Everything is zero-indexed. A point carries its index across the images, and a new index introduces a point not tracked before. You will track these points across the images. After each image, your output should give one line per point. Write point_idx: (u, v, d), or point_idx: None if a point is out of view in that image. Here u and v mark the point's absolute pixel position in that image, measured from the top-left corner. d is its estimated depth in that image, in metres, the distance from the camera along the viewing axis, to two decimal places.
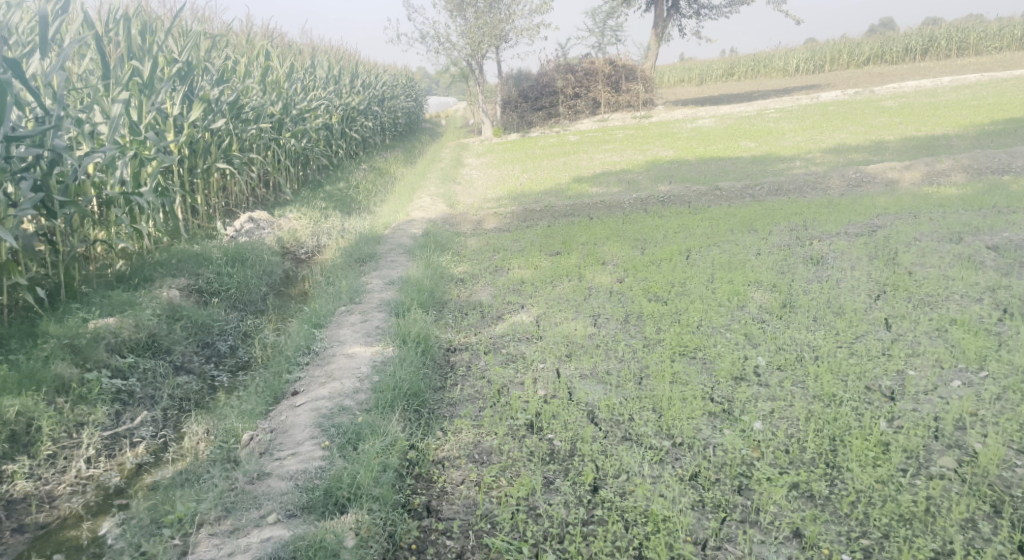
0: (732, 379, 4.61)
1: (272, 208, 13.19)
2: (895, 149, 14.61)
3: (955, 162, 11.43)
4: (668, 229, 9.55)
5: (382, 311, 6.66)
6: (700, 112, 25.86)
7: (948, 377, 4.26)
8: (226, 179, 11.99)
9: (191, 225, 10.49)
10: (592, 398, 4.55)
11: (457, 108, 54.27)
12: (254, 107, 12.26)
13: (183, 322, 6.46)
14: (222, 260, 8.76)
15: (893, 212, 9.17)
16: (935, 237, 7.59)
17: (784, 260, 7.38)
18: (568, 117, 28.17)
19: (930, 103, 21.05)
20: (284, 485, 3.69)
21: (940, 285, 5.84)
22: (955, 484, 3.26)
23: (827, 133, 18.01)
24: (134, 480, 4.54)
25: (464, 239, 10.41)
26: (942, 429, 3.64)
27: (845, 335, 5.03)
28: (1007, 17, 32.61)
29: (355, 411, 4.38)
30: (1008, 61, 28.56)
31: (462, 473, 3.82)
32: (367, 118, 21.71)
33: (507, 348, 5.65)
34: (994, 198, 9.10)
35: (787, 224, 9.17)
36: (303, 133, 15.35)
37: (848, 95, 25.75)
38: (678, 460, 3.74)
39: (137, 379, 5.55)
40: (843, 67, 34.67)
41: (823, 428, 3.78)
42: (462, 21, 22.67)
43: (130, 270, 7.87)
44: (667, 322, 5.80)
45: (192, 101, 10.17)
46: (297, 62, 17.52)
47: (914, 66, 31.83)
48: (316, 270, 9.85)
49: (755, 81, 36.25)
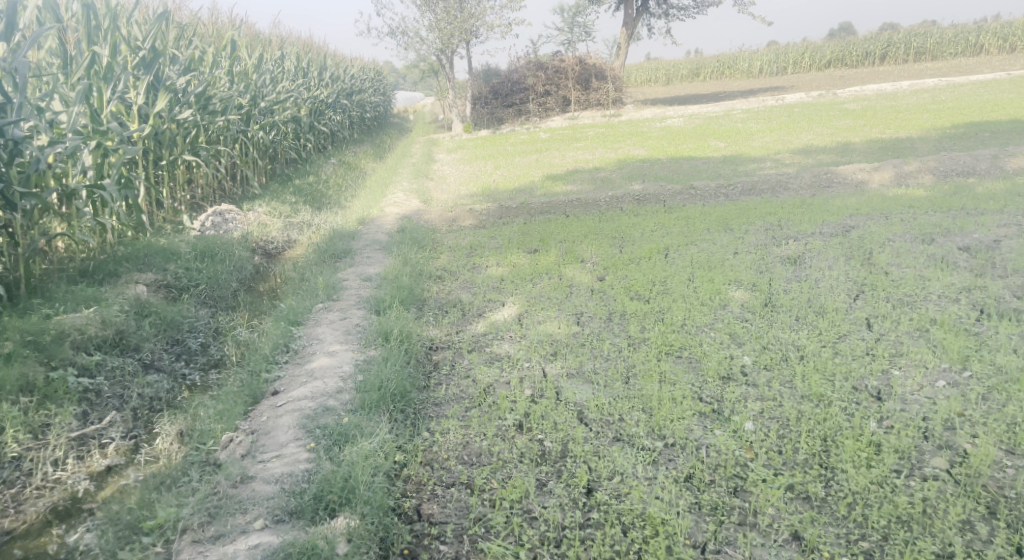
0: (719, 379, 4.61)
1: (240, 202, 12.87)
2: (862, 150, 14.89)
3: (921, 164, 11.67)
4: (645, 227, 9.56)
5: (361, 308, 6.52)
6: (669, 112, 26.05)
7: (932, 377, 4.31)
8: (192, 171, 11.66)
9: (156, 219, 10.16)
10: (580, 397, 4.50)
11: (424, 104, 53.79)
12: (222, 98, 11.94)
13: (151, 319, 6.23)
14: (191, 255, 8.50)
15: (864, 212, 9.31)
16: (907, 238, 7.73)
17: (761, 259, 7.43)
18: (538, 114, 28.11)
19: (892, 106, 21.53)
20: (270, 488, 3.57)
21: (917, 285, 5.93)
22: (949, 485, 3.29)
23: (795, 134, 18.29)
24: (105, 483, 4.35)
25: (439, 235, 10.28)
26: (931, 429, 3.69)
27: (829, 335, 5.06)
28: (962, 24, 33.54)
29: (339, 412, 4.27)
30: (964, 67, 29.36)
31: (452, 475, 3.73)
32: (335, 112, 21.36)
33: (491, 346, 5.56)
34: (961, 199, 9.31)
35: (762, 223, 9.25)
36: (271, 126, 15.02)
37: (812, 97, 26.20)
38: (672, 461, 3.71)
39: (105, 377, 5.31)
40: (805, 69, 35.31)
41: (813, 428, 3.78)
42: (433, 15, 22.45)
43: (94, 264, 7.58)
44: (650, 321, 5.78)
45: (158, 91, 9.85)
46: (265, 53, 17.15)
47: (874, 69, 32.56)
48: (287, 265, 9.63)
49: (720, 81, 36.66)
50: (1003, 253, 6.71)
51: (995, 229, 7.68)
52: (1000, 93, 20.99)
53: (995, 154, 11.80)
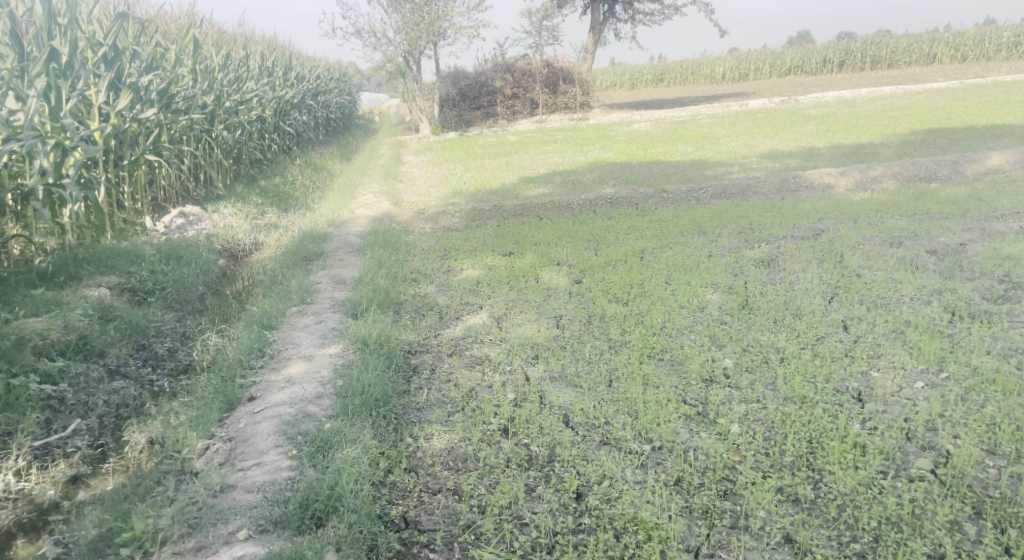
0: (702, 381, 4.61)
1: (205, 203, 12.56)
2: (826, 155, 15.19)
3: (886, 170, 11.94)
4: (618, 230, 9.59)
5: (336, 312, 6.40)
6: (636, 116, 26.28)
7: (911, 378, 4.38)
8: (155, 171, 11.34)
9: (117, 221, 9.84)
10: (565, 401, 4.46)
11: (388, 105, 53.30)
12: (186, 96, 11.65)
13: (116, 323, 6.01)
14: (155, 257, 8.24)
15: (833, 216, 9.48)
16: (876, 241, 7.87)
17: (735, 262, 7.49)
18: (506, 117, 28.09)
19: (853, 112, 22.03)
20: (252, 497, 3.45)
21: (890, 287, 6.03)
22: (935, 486, 3.34)
23: (760, 139, 18.58)
24: (71, 494, 4.16)
25: (412, 237, 10.17)
26: (914, 430, 3.74)
27: (807, 337, 5.11)
28: (916, 33, 34.57)
29: (320, 418, 4.17)
30: (919, 75, 30.26)
31: (439, 481, 3.66)
32: (301, 112, 21.04)
33: (471, 350, 5.49)
34: (925, 203, 9.53)
35: (734, 227, 9.35)
36: (235, 126, 14.71)
37: (775, 103, 26.70)
38: (660, 464, 3.69)
39: (68, 384, 5.09)
40: (767, 76, 36.01)
41: (799, 429, 3.81)
42: (400, 17, 22.29)
43: (53, 267, 7.30)
44: (630, 324, 5.78)
45: (119, 89, 9.57)
46: (230, 51, 16.81)
47: (833, 77, 33.33)
48: (256, 268, 9.41)
49: (685, 86, 37.13)
50: (969, 256, 6.88)
51: (959, 233, 7.88)
52: (954, 101, 21.67)
53: (955, 160, 12.13)
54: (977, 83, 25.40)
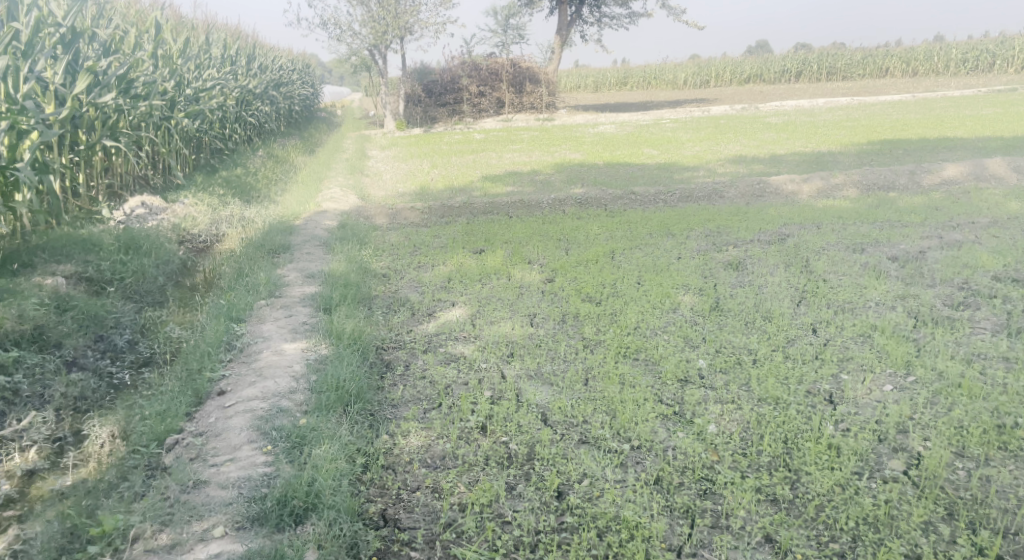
0: (677, 381, 4.66)
1: (164, 192, 12.20)
2: (788, 162, 15.52)
3: (846, 178, 12.26)
4: (588, 230, 9.64)
5: (306, 306, 6.27)
6: (601, 118, 26.47)
7: (880, 381, 4.49)
8: (112, 158, 10.98)
9: (72, 208, 9.48)
10: (542, 399, 4.45)
11: (351, 100, 52.57)
12: (146, 82, 11.31)
13: (74, 313, 5.79)
14: (114, 245, 7.97)
15: (797, 222, 9.68)
16: (840, 247, 8.06)
17: (704, 264, 7.59)
18: (472, 114, 28.00)
19: (812, 121, 22.56)
20: (227, 493, 3.35)
21: (856, 292, 6.19)
22: (908, 487, 3.43)
23: (723, 145, 18.91)
24: (28, 489, 3.97)
25: (381, 232, 10.04)
26: (886, 432, 3.85)
27: (778, 339, 5.21)
28: (871, 47, 35.59)
29: (295, 413, 4.07)
30: (873, 87, 31.15)
31: (417, 479, 3.61)
32: (263, 103, 20.63)
33: (445, 347, 5.43)
34: (885, 211, 9.82)
35: (701, 229, 9.48)
36: (196, 113, 14.34)
37: (737, 109, 27.19)
38: (639, 463, 3.71)
39: (23, 375, 4.88)
40: (727, 83, 36.71)
41: (775, 430, 3.87)
42: (366, 10, 22.04)
43: (6, 254, 7.05)
44: (604, 324, 5.81)
45: (78, 72, 9.28)
46: (191, 38, 16.39)
47: (791, 86, 34.12)
48: (219, 259, 9.17)
49: (647, 91, 37.54)
50: (929, 263, 7.09)
51: (919, 241, 8.12)
52: (908, 113, 22.36)
53: (912, 170, 12.51)
54: (928, 97, 26.28)
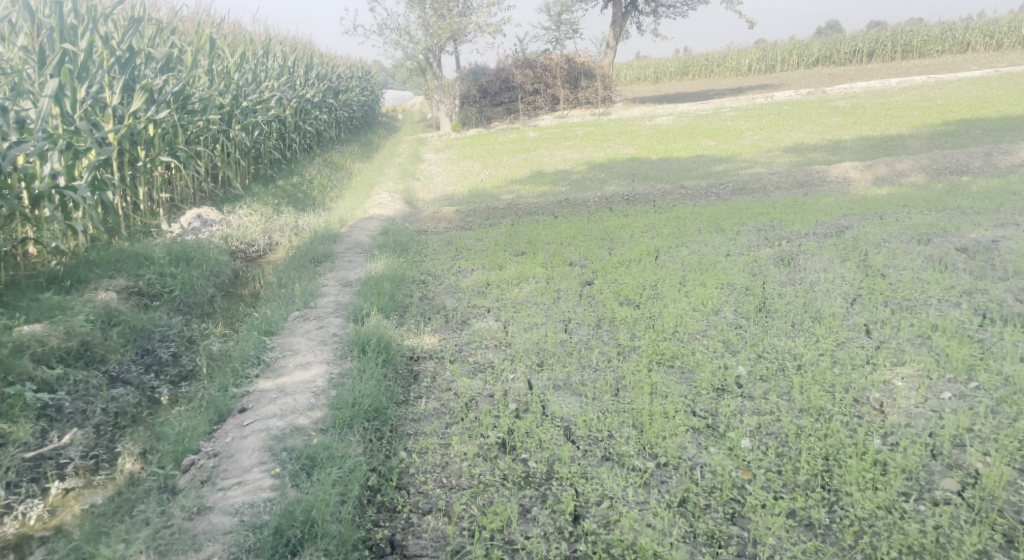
0: (713, 391, 4.37)
1: (221, 204, 12.54)
2: (853, 148, 14.74)
3: (915, 163, 11.51)
4: (634, 228, 9.33)
5: (339, 315, 6.25)
6: (658, 110, 25.84)
7: (937, 388, 4.09)
8: (170, 173, 11.34)
9: (132, 222, 9.83)
10: (568, 412, 4.25)
11: (412, 103, 53.11)
12: (201, 97, 11.62)
13: (120, 328, 5.91)
14: (165, 259, 8.16)
15: (858, 212, 9.12)
16: (904, 239, 7.51)
17: (754, 261, 7.20)
18: (526, 113, 27.85)
19: (882, 103, 21.39)
20: (227, 521, 3.31)
21: (917, 288, 5.72)
22: (962, 510, 3.09)
23: (785, 132, 18.14)
24: (62, 509, 4.07)
25: (425, 238, 10.01)
26: (940, 446, 3.48)
27: (826, 342, 4.85)
28: (949, 21, 33.58)
29: (309, 432, 4.01)
30: (951, 64, 29.36)
31: (429, 501, 3.50)
32: (321, 111, 21.04)
33: (475, 356, 5.30)
34: (957, 198, 9.13)
35: (754, 224, 9.03)
36: (253, 125, 14.69)
37: (802, 94, 26.08)
38: (664, 483, 3.48)
39: (67, 391, 4.97)
40: (793, 67, 35.32)
41: (814, 446, 3.55)
42: (419, 13, 22.15)
43: (64, 270, 7.31)
44: (641, 328, 5.55)
45: (134, 90, 9.58)
46: (250, 51, 16.83)
47: (861, 67, 32.53)
48: (267, 270, 9.31)
49: (709, 79, 36.47)
50: (1002, 254, 6.51)
51: (993, 229, 7.49)
52: (989, 90, 20.93)
53: (989, 152, 11.64)
54: (1012, 72, 24.59)
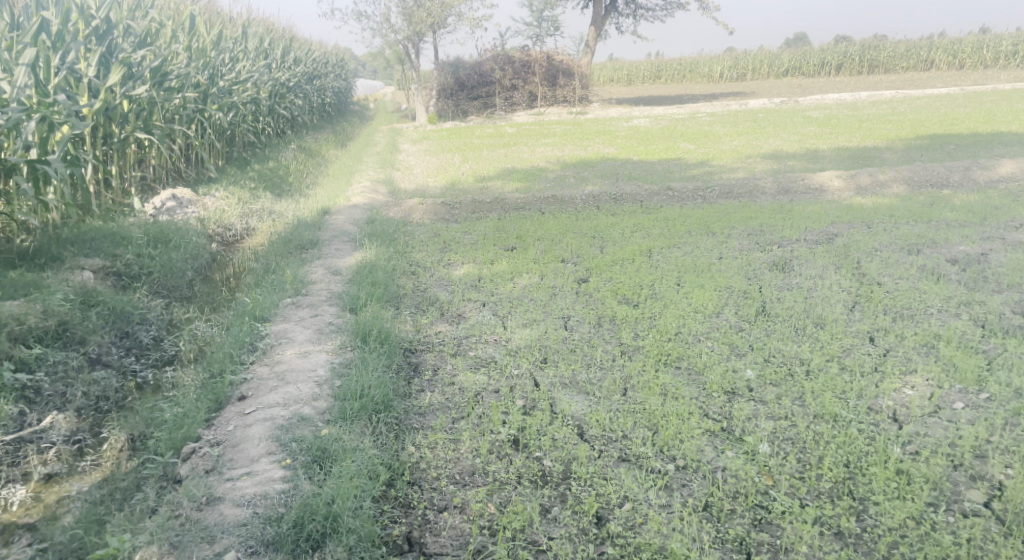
0: (724, 394, 4.32)
1: (196, 185, 12.14)
2: (831, 158, 14.96)
3: (896, 174, 11.68)
4: (624, 227, 9.29)
5: (332, 305, 6.05)
6: (635, 111, 25.93)
7: (949, 398, 4.12)
8: (144, 151, 10.91)
9: (104, 200, 9.41)
10: (578, 410, 4.16)
11: (383, 94, 52.30)
12: (179, 74, 11.21)
13: (99, 309, 5.61)
14: (143, 239, 7.84)
15: (846, 220, 9.21)
16: (893, 248, 7.60)
17: (748, 264, 7.19)
18: (504, 108, 27.69)
19: (854, 115, 21.80)
20: (240, 513, 3.16)
21: (915, 297, 5.78)
22: (992, 522, 3.14)
23: (762, 139, 18.36)
24: (44, 495, 3.83)
25: (411, 228, 9.82)
26: (961, 457, 3.54)
27: (832, 348, 4.85)
28: (915, 39, 34.45)
29: (316, 422, 3.87)
30: (918, 81, 30.08)
31: (444, 498, 3.39)
32: (296, 95, 20.56)
33: (475, 351, 5.17)
34: (940, 210, 9.31)
35: (744, 228, 9.06)
36: (229, 106, 14.25)
37: (776, 103, 26.45)
38: (686, 487, 3.44)
39: (46, 373, 4.69)
40: (764, 77, 35.78)
41: (834, 453, 3.57)
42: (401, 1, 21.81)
43: (35, 247, 6.94)
44: (643, 328, 5.48)
45: (111, 64, 9.18)
46: (226, 30, 16.33)
47: (831, 79, 33.14)
48: (247, 254, 9.02)
49: (682, 84, 36.73)
50: (992, 267, 6.64)
51: (979, 242, 7.64)
52: (957, 107, 21.49)
53: (967, 166, 11.91)
54: (977, 91, 25.29)
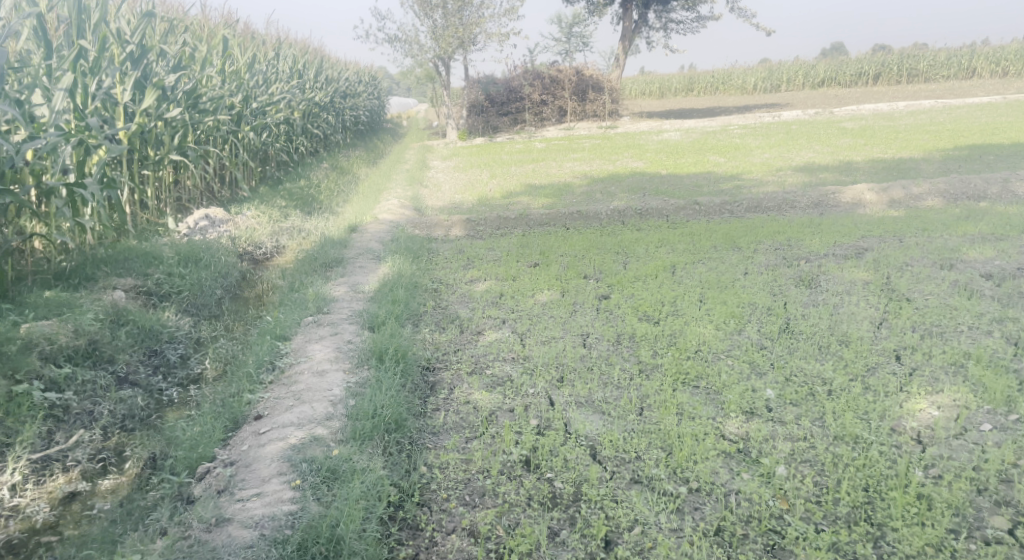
0: (742, 414, 4.23)
1: (229, 204, 12.42)
2: (865, 169, 14.67)
3: (931, 187, 11.40)
4: (649, 242, 9.22)
5: (353, 323, 6.11)
6: (666, 125, 25.79)
7: (976, 419, 3.99)
8: (179, 172, 11.21)
9: (140, 220, 9.67)
10: (592, 430, 4.11)
11: (417, 111, 53.07)
12: (213, 97, 11.51)
13: (128, 328, 5.75)
14: (174, 258, 8.03)
15: (877, 234, 9.00)
16: (925, 263, 7.38)
17: (773, 280, 7.07)
18: (534, 123, 27.80)
19: (891, 126, 21.35)
20: (247, 534, 3.19)
21: (945, 314, 5.61)
22: (1016, 550, 3.04)
23: (795, 151, 18.09)
24: (67, 514, 3.92)
25: (436, 245, 9.89)
26: (986, 482, 3.43)
27: (856, 367, 4.72)
28: (955, 47, 33.70)
29: (328, 442, 3.89)
30: (959, 89, 29.36)
31: (453, 519, 3.39)
32: (329, 114, 20.95)
33: (492, 369, 5.15)
34: (977, 223, 9.05)
35: (771, 243, 8.91)
36: (262, 126, 14.58)
37: (810, 114, 26.07)
38: (698, 510, 3.39)
39: (74, 391, 4.82)
40: (799, 87, 35.31)
41: (853, 476, 3.49)
42: (430, 21, 22.15)
43: (71, 267, 7.16)
44: (662, 346, 5.41)
45: (145, 88, 9.46)
46: (260, 52, 16.74)
47: (868, 89, 32.55)
48: (275, 272, 9.17)
49: (715, 96, 36.45)
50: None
51: (1016, 256, 7.39)
52: (999, 117, 20.92)
53: (1006, 178, 11.56)
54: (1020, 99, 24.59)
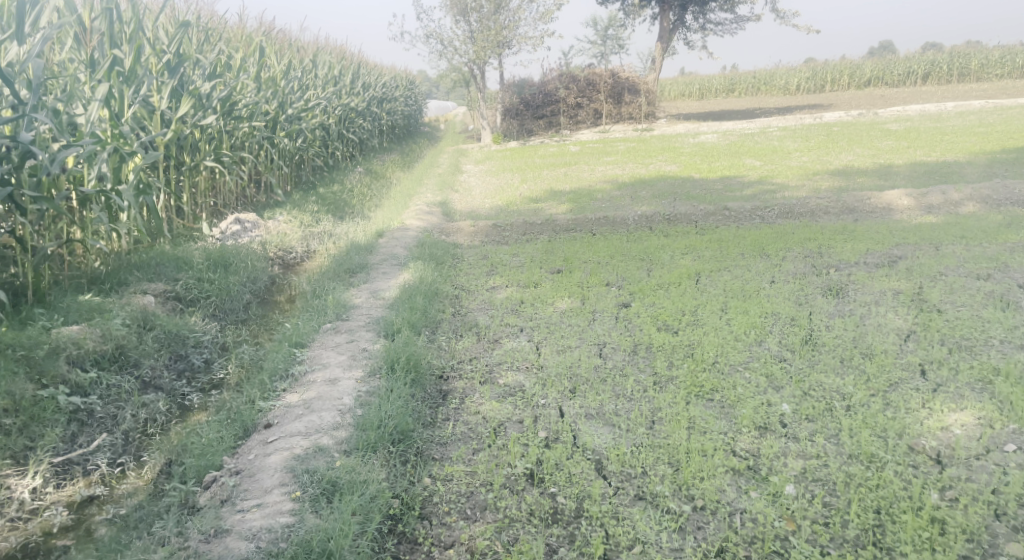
0: (755, 430, 4.11)
1: (262, 209, 12.65)
2: (906, 174, 14.26)
3: (973, 192, 11.01)
4: (675, 249, 9.09)
5: (370, 330, 6.15)
6: (702, 128, 25.45)
7: (999, 439, 3.84)
8: (214, 178, 11.46)
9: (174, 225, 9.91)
10: (600, 443, 4.05)
11: (455, 114, 53.34)
12: (248, 104, 11.75)
13: (154, 332, 5.88)
14: (204, 264, 8.19)
15: (912, 241, 8.72)
16: (961, 273, 7.12)
17: (800, 289, 6.89)
18: (568, 126, 27.70)
19: (937, 128, 20.70)
20: (244, 545, 3.23)
21: (977, 328, 5.41)
22: None
23: (834, 155, 17.67)
24: (84, 518, 4.02)
25: (461, 251, 9.92)
26: (1004, 506, 3.31)
27: (878, 382, 4.56)
28: (1009, 45, 32.53)
29: (332, 453, 3.93)
30: (1011, 89, 28.33)
31: (452, 534, 3.39)
32: (365, 119, 21.19)
33: (505, 379, 5.12)
34: (1019, 230, 8.71)
35: (801, 250, 8.70)
36: (297, 132, 14.82)
37: (853, 115, 25.44)
38: (701, 529, 3.33)
39: (99, 396, 4.95)
40: (844, 88, 34.48)
41: (865, 496, 3.39)
42: (465, 25, 22.26)
43: (105, 272, 7.36)
44: (678, 357, 5.31)
45: (182, 96, 9.69)
46: (297, 59, 17.03)
47: (915, 89, 31.63)
48: (303, 277, 9.31)
49: (756, 97, 35.81)
50: None
51: None
52: None
53: None
54: None
